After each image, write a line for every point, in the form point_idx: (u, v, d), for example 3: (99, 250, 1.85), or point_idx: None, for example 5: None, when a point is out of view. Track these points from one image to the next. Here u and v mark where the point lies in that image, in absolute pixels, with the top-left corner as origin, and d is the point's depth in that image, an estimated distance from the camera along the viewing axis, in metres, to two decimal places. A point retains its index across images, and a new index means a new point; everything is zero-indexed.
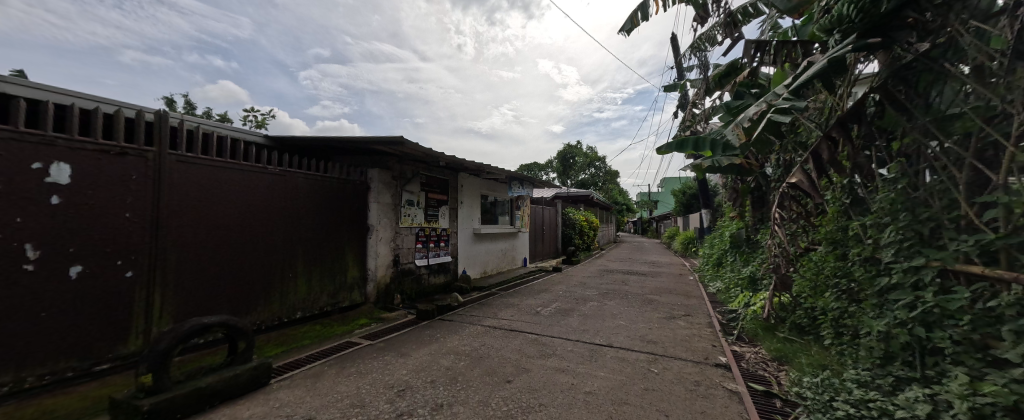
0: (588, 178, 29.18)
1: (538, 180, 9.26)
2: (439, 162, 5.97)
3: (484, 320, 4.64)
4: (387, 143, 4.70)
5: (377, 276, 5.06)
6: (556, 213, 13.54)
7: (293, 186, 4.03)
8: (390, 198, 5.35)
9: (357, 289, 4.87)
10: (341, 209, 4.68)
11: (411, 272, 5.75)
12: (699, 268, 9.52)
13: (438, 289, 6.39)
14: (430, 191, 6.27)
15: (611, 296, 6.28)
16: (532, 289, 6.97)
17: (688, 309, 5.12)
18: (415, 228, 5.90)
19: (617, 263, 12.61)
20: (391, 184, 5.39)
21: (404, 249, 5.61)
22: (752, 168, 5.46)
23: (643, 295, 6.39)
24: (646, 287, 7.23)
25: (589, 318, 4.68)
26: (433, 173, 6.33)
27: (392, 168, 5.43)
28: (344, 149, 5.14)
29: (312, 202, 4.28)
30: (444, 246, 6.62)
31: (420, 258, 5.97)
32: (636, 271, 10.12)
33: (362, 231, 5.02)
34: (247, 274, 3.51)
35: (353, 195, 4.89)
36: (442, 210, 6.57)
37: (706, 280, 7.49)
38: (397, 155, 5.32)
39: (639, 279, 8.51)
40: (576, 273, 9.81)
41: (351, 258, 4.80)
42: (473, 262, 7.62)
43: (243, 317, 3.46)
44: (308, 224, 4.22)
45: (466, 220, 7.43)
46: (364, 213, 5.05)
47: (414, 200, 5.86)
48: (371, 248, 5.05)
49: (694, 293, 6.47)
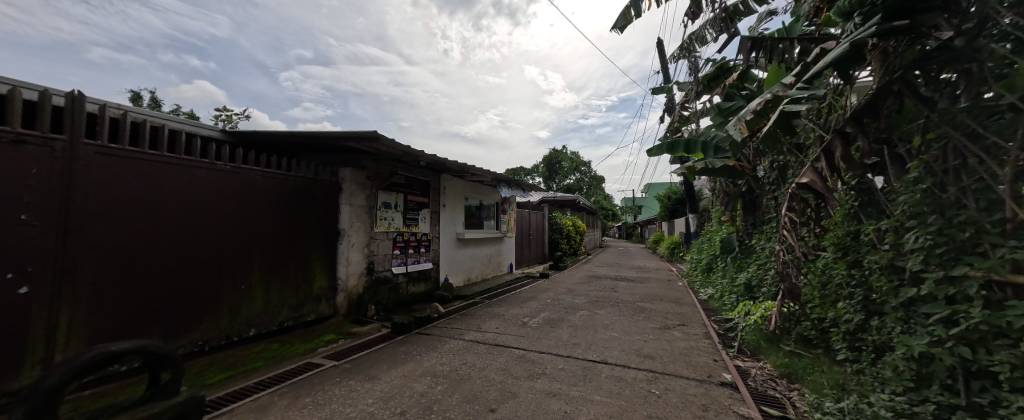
0: (574, 183, 29.11)
1: (524, 183, 8.96)
2: (420, 161, 5.57)
3: (465, 334, 4.25)
4: (357, 140, 4.28)
5: (349, 285, 4.62)
6: (542, 217, 13.25)
7: (247, 186, 3.60)
8: (364, 200, 4.92)
9: (324, 301, 4.42)
10: (307, 211, 4.24)
11: (387, 281, 5.31)
12: (688, 273, 9.37)
13: (417, 298, 5.95)
14: (409, 193, 5.85)
15: (601, 305, 5.99)
16: (518, 297, 6.61)
17: (683, 318, 4.86)
18: (393, 233, 5.47)
19: (605, 268, 12.38)
20: (366, 184, 4.97)
21: (380, 256, 5.18)
22: (745, 170, 5.29)
23: (635, 302, 6.11)
24: (636, 294, 6.97)
25: (579, 330, 4.36)
26: (413, 174, 5.93)
27: (367, 167, 5.02)
28: (314, 146, 4.72)
29: (271, 204, 3.85)
30: (424, 252, 6.19)
31: (398, 265, 5.53)
32: (625, 277, 9.90)
33: (332, 236, 4.59)
34: (186, 286, 3.08)
35: (322, 197, 4.46)
36: (423, 213, 6.16)
37: (696, 286, 7.31)
38: (373, 154, 4.91)
39: (628, 285, 8.27)
40: (563, 279, 9.49)
41: (318, 266, 4.36)
42: (456, 268, 7.20)
43: (180, 337, 3.02)
44: (266, 228, 3.79)
45: (449, 224, 7.03)
46: (334, 216, 4.62)
47: (392, 203, 5.45)
48: (342, 255, 4.61)
49: (686, 300, 6.25)
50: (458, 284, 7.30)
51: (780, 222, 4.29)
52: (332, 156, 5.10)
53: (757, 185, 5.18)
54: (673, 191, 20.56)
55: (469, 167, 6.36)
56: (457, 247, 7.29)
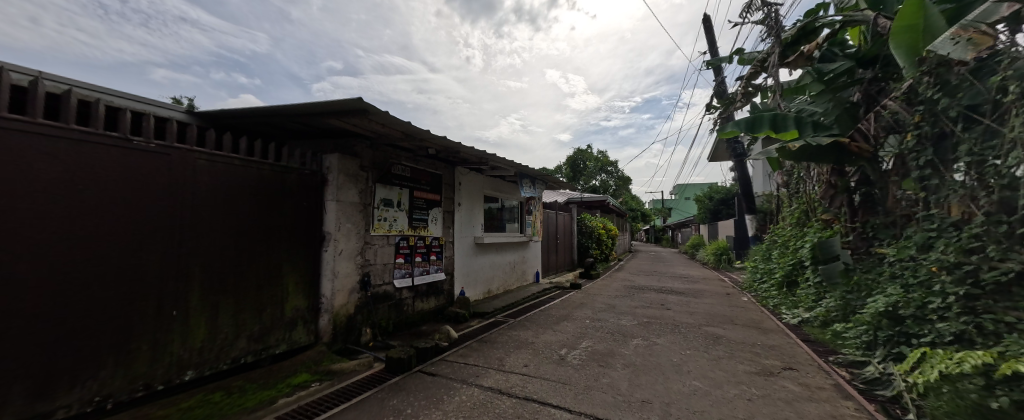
0: (601, 184, 27.63)
1: (553, 180, 7.77)
2: (427, 148, 4.50)
3: (484, 376, 3.09)
4: (339, 114, 3.23)
5: (335, 306, 3.54)
6: (571, 220, 12.05)
7: (185, 173, 2.61)
8: (356, 194, 3.86)
9: (302, 326, 3.36)
10: (275, 209, 3.21)
11: (386, 297, 4.24)
12: (751, 286, 7.89)
13: (426, 317, 4.87)
14: (417, 189, 4.80)
15: (657, 329, 4.71)
16: (549, 317, 5.42)
17: (783, 359, 3.52)
18: (396, 237, 4.43)
19: (643, 278, 10.92)
20: (359, 176, 3.93)
21: (377, 267, 4.11)
22: (860, 153, 3.99)
23: (700, 327, 4.80)
24: (696, 314, 5.64)
25: (642, 373, 3.12)
26: (420, 165, 4.87)
27: (362, 155, 3.98)
28: (294, 127, 3.74)
29: (223, 199, 2.83)
30: (436, 261, 5.12)
31: (401, 278, 4.47)
32: (671, 289, 8.48)
33: (314, 241, 3.54)
34: (76, 316, 2.07)
35: (299, 192, 3.44)
36: (433, 213, 5.10)
37: (772, 304, 5.96)
38: (366, 135, 3.85)
39: (681, 301, 6.92)
40: (600, 291, 8.22)
41: (292, 281, 3.31)
42: (474, 279, 6.10)
43: (59, 394, 2.01)
44: (215, 231, 2.77)
45: (466, 226, 5.95)
46: (316, 216, 3.58)
47: (393, 200, 4.39)
48: (327, 266, 3.56)
49: (768, 325, 4.88)
50: (477, 297, 6.18)
51: (954, 222, 2.95)
52: (321, 141, 4.12)
53: (875, 173, 3.99)
54: (716, 191, 18.72)
55: (489, 157, 5.23)
56: (475, 253, 6.20)
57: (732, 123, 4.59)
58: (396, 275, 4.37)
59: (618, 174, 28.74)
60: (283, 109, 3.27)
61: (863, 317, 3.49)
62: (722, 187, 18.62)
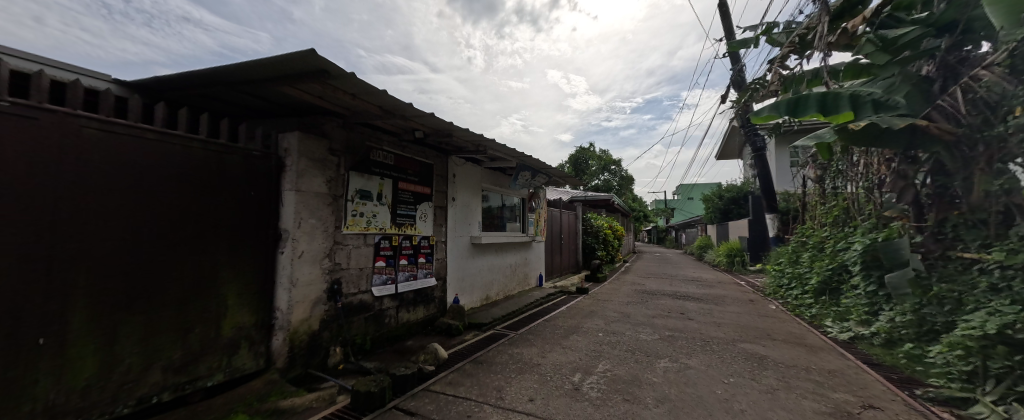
0: (603, 183, 26.90)
1: (558, 174, 7.04)
2: (413, 130, 3.79)
3: (477, 418, 2.37)
4: (297, 79, 2.49)
5: (293, 322, 2.81)
6: (575, 219, 11.32)
7: (69, 144, 1.81)
8: (323, 184, 3.12)
9: (247, 349, 2.63)
10: (209, 200, 2.43)
11: (364, 307, 3.53)
12: (778, 293, 7.16)
13: (413, 331, 4.16)
14: (401, 179, 4.08)
15: (684, 346, 4.00)
16: (557, 329, 4.71)
17: (853, 392, 2.81)
18: (376, 236, 3.71)
19: (653, 281, 10.19)
20: (328, 162, 3.19)
21: (351, 272, 3.39)
22: (940, 137, 3.28)
23: (734, 343, 4.09)
24: (724, 326, 4.92)
25: (684, 414, 2.40)
26: (406, 151, 4.15)
27: (332, 136, 3.24)
28: (246, 100, 3.00)
29: (130, 183, 2.05)
30: (425, 264, 4.41)
31: (382, 285, 3.75)
32: (687, 295, 7.74)
33: (266, 242, 2.79)
34: None
35: (245, 178, 2.67)
36: (421, 208, 4.39)
37: (811, 315, 5.26)
38: (335, 110, 3.13)
39: (701, 309, 6.21)
40: (609, 297, 7.50)
41: (233, 292, 2.55)
42: (470, 284, 5.40)
43: None
44: (118, 228, 1.99)
45: (461, 224, 5.24)
46: (268, 210, 2.82)
47: (372, 191, 3.67)
48: (284, 272, 2.82)
49: (814, 343, 4.16)
50: (473, 305, 5.47)
51: None
52: (284, 119, 3.38)
53: (956, 160, 3.30)
54: (727, 190, 17.92)
55: (487, 144, 4.53)
56: (472, 255, 5.50)
57: (769, 107, 3.89)
58: (375, 282, 3.66)
59: (622, 173, 27.99)
60: (224, 71, 2.49)
61: (946, 341, 2.92)
62: (733, 185, 17.81)
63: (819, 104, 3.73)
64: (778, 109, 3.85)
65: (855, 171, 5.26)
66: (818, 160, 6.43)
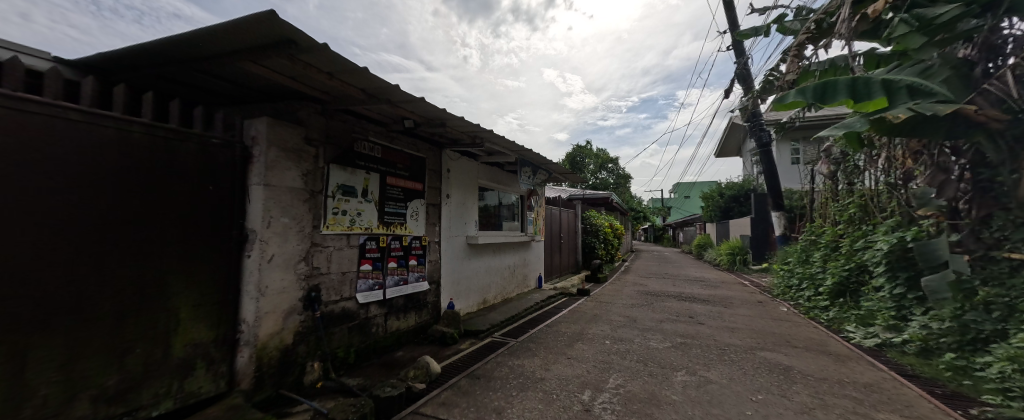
0: (601, 182, 26.58)
1: (559, 170, 6.69)
2: (402, 119, 3.42)
3: None
4: (264, 53, 2.12)
5: (262, 336, 2.43)
6: (574, 217, 10.98)
7: None
8: (297, 177, 2.72)
9: (203, 369, 2.24)
10: (155, 195, 2.03)
11: (348, 316, 3.15)
12: (787, 294, 6.87)
13: (403, 340, 3.79)
14: (390, 174, 3.70)
15: (700, 355, 3.66)
16: (559, 336, 4.37)
17: (898, 411, 2.49)
18: (361, 236, 3.34)
19: (655, 282, 9.87)
20: (304, 153, 2.80)
21: (331, 278, 3.00)
22: (987, 124, 2.96)
23: (753, 352, 3.77)
24: (738, 331, 4.61)
25: None
26: (395, 143, 3.77)
27: (309, 123, 2.86)
28: (207, 82, 2.61)
29: (47, 173, 1.63)
30: (416, 267, 4.04)
31: (368, 290, 3.38)
32: (693, 297, 7.42)
33: (228, 244, 2.40)
34: None
35: (201, 170, 2.27)
36: (412, 206, 4.02)
37: (828, 319, 4.96)
38: (312, 94, 2.75)
39: (710, 311, 5.89)
40: (612, 299, 7.17)
41: (186, 304, 2.15)
42: (466, 288, 5.04)
43: None
44: (29, 229, 1.56)
45: (456, 223, 4.87)
46: (229, 207, 2.43)
47: (356, 187, 3.28)
48: (250, 279, 2.43)
49: (839, 351, 3.85)
50: (470, 309, 5.11)
51: None
52: (255, 106, 3.00)
53: (1001, 150, 2.99)
54: (727, 187, 17.65)
55: (484, 136, 4.18)
56: (468, 256, 5.14)
57: (795, 93, 3.67)
58: (360, 287, 3.28)
59: (620, 171, 27.71)
60: (174, 43, 2.09)
61: (1003, 352, 2.60)
62: (734, 182, 17.53)
63: (848, 91, 3.47)
64: (804, 95, 3.62)
65: (880, 166, 4.95)
66: (832, 155, 6.13)
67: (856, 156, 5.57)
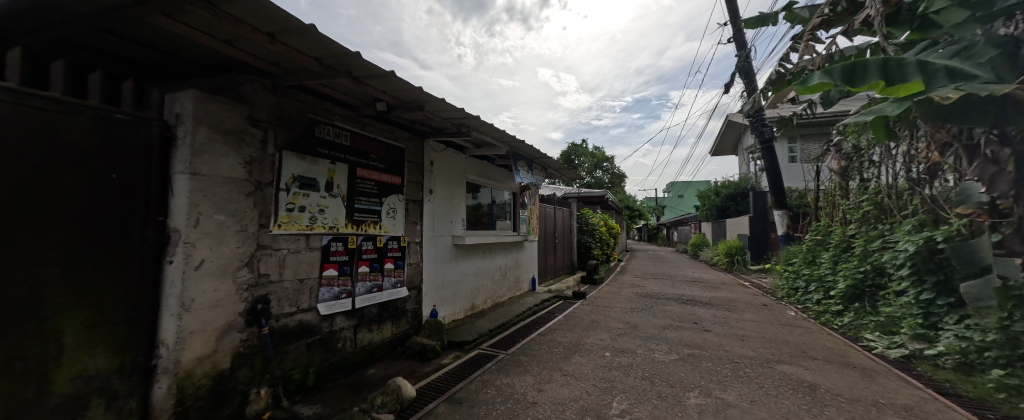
0: (596, 180, 26.24)
1: (556, 165, 6.26)
2: (374, 101, 2.96)
3: None
4: (180, 7, 1.63)
5: (186, 362, 1.95)
6: (570, 216, 10.58)
7: None
8: (238, 165, 2.25)
9: (102, 408, 1.76)
10: (27, 185, 1.53)
11: (307, 331, 2.67)
12: (794, 297, 6.52)
13: (377, 355, 3.32)
14: (362, 165, 3.23)
15: (713, 370, 3.25)
16: (555, 347, 3.93)
17: None
18: (326, 237, 2.87)
19: (654, 283, 9.50)
20: (248, 136, 2.32)
21: (285, 287, 2.52)
22: None
23: (769, 365, 3.39)
24: (749, 339, 4.23)
25: None
26: (368, 129, 3.30)
27: (255, 101, 2.38)
28: (131, 50, 1.94)
29: None
30: (393, 271, 3.57)
31: (334, 300, 2.90)
32: (694, 300, 7.06)
33: (139, 248, 1.91)
34: None
35: (99, 153, 1.78)
36: (389, 202, 3.55)
37: (844, 325, 4.60)
38: (256, 65, 2.26)
39: (714, 316, 5.52)
40: (610, 302, 6.76)
41: (76, 327, 1.67)
42: (452, 293, 4.59)
43: None
44: None
45: (441, 222, 4.42)
46: (142, 200, 1.94)
47: (318, 179, 2.80)
48: (171, 292, 1.95)
49: (863, 363, 3.48)
50: (456, 316, 4.66)
51: None
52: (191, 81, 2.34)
53: None
54: (725, 185, 17.35)
55: (470, 124, 3.74)
56: (455, 258, 4.69)
57: (821, 74, 3.43)
58: (323, 296, 2.80)
59: (615, 169, 27.40)
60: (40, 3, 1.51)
61: None
62: (731, 180, 17.26)
63: (880, 72, 3.14)
64: (831, 76, 3.36)
65: (902, 161, 4.59)
66: (843, 150, 5.79)
67: (871, 151, 5.23)
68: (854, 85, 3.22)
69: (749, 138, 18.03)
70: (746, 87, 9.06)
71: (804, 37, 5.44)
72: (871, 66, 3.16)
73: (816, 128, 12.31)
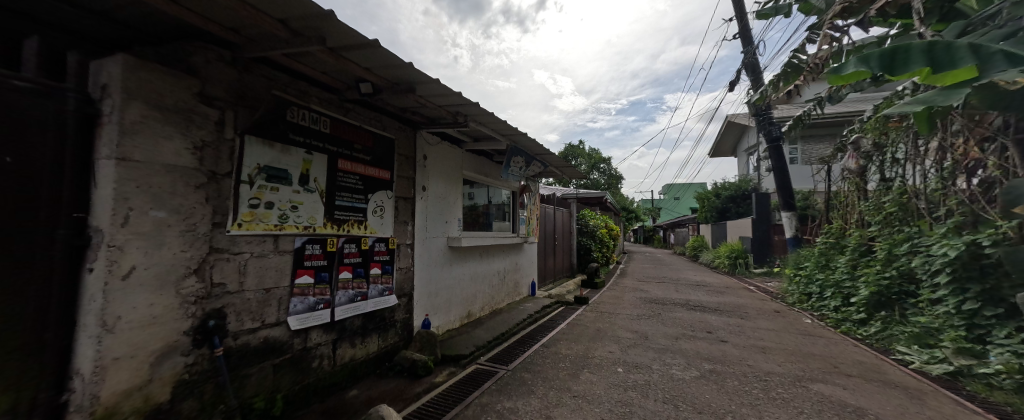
0: (593, 182, 25.94)
1: (558, 162, 5.87)
2: (357, 81, 2.57)
3: None
4: None
5: (107, 398, 1.53)
6: (570, 217, 10.21)
7: None
8: (186, 151, 1.84)
9: None
10: None
11: (274, 350, 2.26)
12: (809, 304, 6.18)
13: (360, 373, 2.91)
14: (344, 156, 2.82)
15: (742, 390, 2.88)
16: (561, 362, 3.53)
17: None
18: (301, 238, 2.45)
19: (657, 287, 9.14)
20: (200, 115, 1.90)
21: (247, 299, 2.11)
22: None
23: (802, 383, 3.03)
24: (771, 352, 3.87)
25: None
26: (351, 115, 2.90)
27: (210, 75, 1.96)
28: (45, 6, 1.47)
29: None
30: (380, 277, 3.16)
31: (309, 312, 2.48)
32: (702, 305, 6.72)
33: (45, 252, 1.49)
34: None
35: None
36: (376, 198, 3.14)
37: (872, 336, 4.25)
38: (211, 31, 1.84)
39: (727, 324, 5.16)
40: (614, 308, 6.38)
41: None
42: (446, 300, 4.19)
43: None
44: None
45: (434, 222, 4.01)
46: (49, 192, 1.52)
47: (290, 171, 2.38)
48: (90, 309, 1.53)
49: (904, 381, 3.13)
50: (450, 326, 4.25)
51: None
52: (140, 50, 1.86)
53: None
54: (725, 187, 17.06)
55: (468, 112, 3.35)
56: (449, 262, 4.28)
57: (856, 62, 3.14)
58: (295, 308, 2.39)
59: (612, 170, 27.11)
60: None
61: None
62: (731, 182, 16.98)
63: (925, 57, 2.83)
64: (868, 63, 3.06)
65: (933, 158, 4.27)
66: (862, 148, 5.49)
67: (894, 148, 4.92)
68: (894, 72, 2.94)
69: (749, 139, 17.81)
70: (752, 84, 8.74)
71: (822, 27, 5.12)
72: (914, 51, 2.88)
73: (820, 127, 12.06)
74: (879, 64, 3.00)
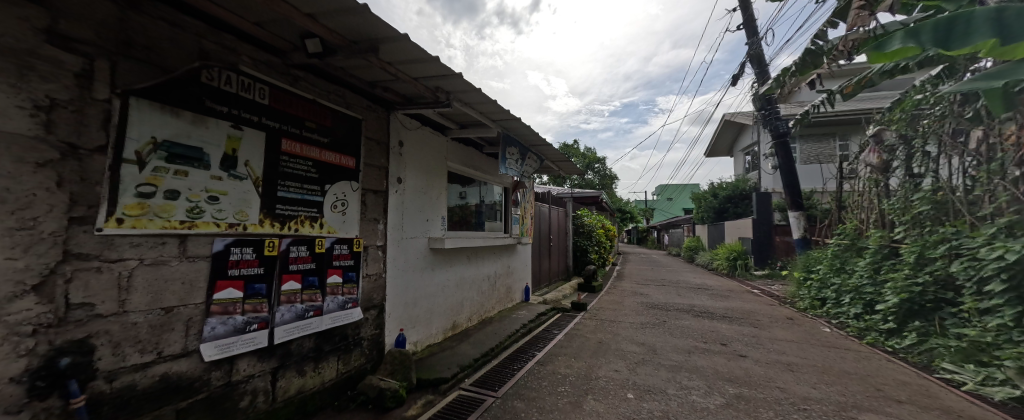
0: (587, 182, 25.49)
1: (555, 155, 5.33)
2: (303, 37, 1.99)
3: None
4: None
5: None
6: (565, 216, 9.70)
7: None
8: (22, 112, 1.24)
9: None
10: None
11: (178, 391, 1.67)
12: (824, 310, 5.72)
13: (312, 408, 2.33)
14: (289, 136, 2.23)
15: None
16: (562, 385, 2.98)
17: None
18: (224, 240, 1.86)
19: (657, 291, 8.66)
20: (48, 62, 1.30)
21: (133, 324, 1.52)
22: None
23: (848, 413, 2.53)
24: (801, 370, 3.37)
25: None
26: (300, 85, 2.31)
27: (71, 6, 1.37)
28: None
29: None
30: (339, 287, 2.58)
31: (235, 335, 1.89)
32: (708, 311, 6.23)
33: None
34: None
35: None
36: (335, 190, 2.56)
37: (908, 349, 3.78)
38: None
39: (741, 334, 4.67)
40: (615, 315, 5.86)
41: None
42: (426, 312, 3.61)
43: None
44: None
45: (412, 219, 3.44)
46: None
47: (206, 151, 1.79)
48: None
49: (966, 409, 2.65)
50: (431, 340, 3.68)
51: None
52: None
53: None
54: (722, 187, 16.72)
55: (452, 88, 2.77)
56: (431, 266, 3.71)
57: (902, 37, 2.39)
58: (213, 331, 1.80)
59: (606, 170, 26.71)
60: None
61: None
62: (728, 182, 16.64)
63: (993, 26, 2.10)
64: (920, 38, 2.30)
65: (975, 148, 3.90)
66: (887, 142, 5.07)
67: (924, 142, 4.55)
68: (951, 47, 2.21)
69: (746, 138, 17.50)
70: (757, 78, 8.30)
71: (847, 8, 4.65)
72: (980, 19, 2.16)
73: (821, 126, 11.73)
74: (931, 38, 2.26)
